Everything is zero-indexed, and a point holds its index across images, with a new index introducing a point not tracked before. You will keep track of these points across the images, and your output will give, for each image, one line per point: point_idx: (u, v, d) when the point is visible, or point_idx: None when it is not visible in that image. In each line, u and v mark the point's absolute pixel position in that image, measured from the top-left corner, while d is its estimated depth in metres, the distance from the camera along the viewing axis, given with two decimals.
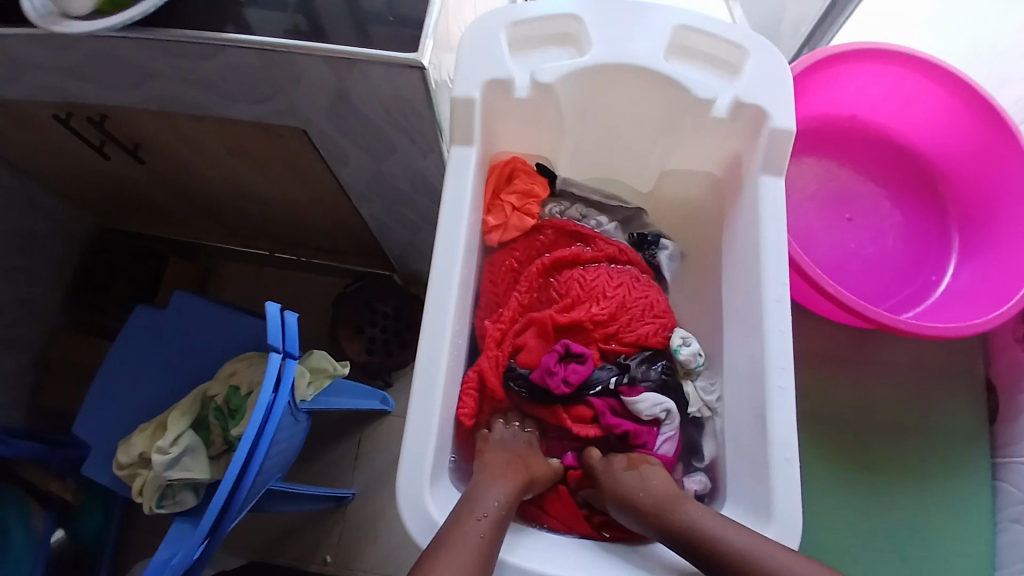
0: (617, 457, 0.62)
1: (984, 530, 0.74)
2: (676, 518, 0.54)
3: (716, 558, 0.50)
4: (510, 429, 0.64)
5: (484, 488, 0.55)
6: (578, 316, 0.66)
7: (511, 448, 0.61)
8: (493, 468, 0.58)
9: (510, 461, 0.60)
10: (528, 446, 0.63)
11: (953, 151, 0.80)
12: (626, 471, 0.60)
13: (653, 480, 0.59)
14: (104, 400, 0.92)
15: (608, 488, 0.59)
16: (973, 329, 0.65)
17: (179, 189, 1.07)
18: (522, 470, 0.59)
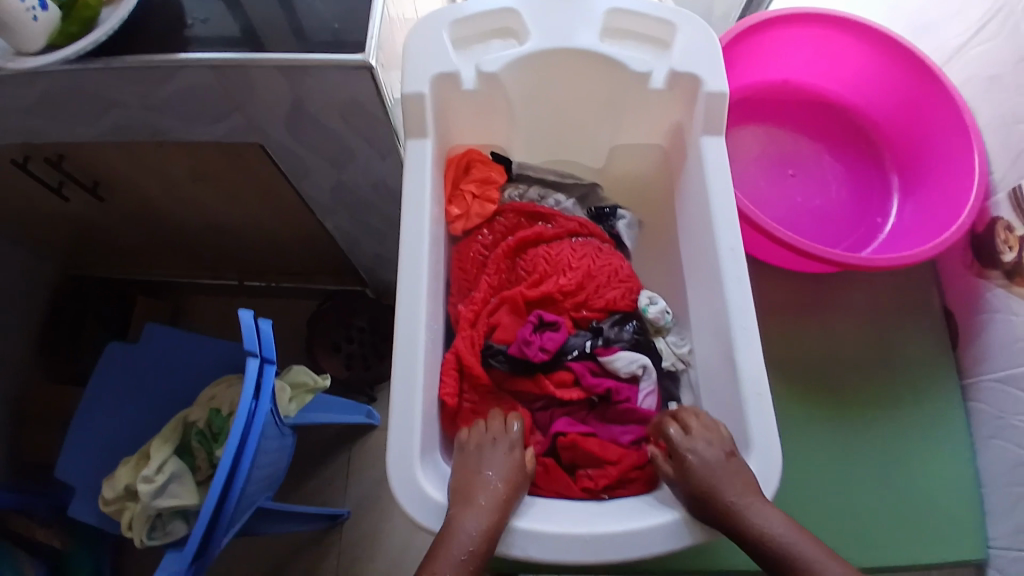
0: (706, 430, 0.58)
1: (958, 451, 0.78)
2: (756, 524, 0.52)
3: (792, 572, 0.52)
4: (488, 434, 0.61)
5: (463, 514, 0.52)
6: (547, 288, 0.69)
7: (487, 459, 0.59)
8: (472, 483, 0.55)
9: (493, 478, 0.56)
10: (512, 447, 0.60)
11: (880, 102, 0.86)
12: (711, 455, 0.56)
13: (736, 474, 0.55)
14: (83, 441, 0.91)
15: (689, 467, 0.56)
16: (920, 257, 0.70)
17: (143, 224, 1.08)
18: (507, 485, 0.56)
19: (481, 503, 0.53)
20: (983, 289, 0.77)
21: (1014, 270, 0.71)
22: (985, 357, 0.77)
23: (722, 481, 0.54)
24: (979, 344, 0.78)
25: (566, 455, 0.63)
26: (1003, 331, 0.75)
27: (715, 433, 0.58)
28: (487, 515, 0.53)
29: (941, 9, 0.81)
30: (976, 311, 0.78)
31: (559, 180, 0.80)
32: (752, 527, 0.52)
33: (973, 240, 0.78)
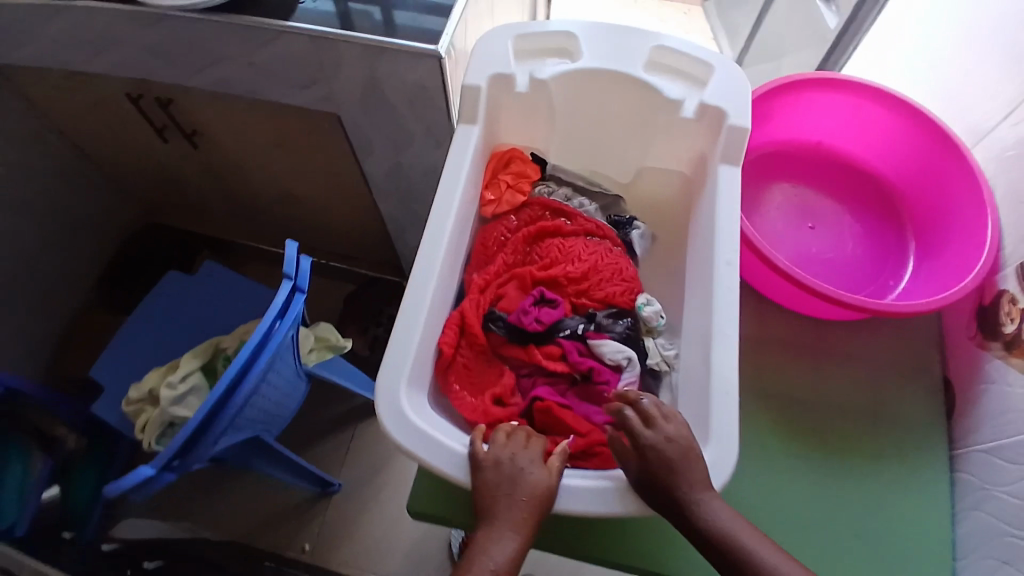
0: (665, 422, 0.61)
1: (943, 519, 0.75)
2: (712, 522, 0.56)
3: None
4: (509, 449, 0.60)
5: (488, 548, 0.56)
6: (554, 272, 0.76)
7: (510, 477, 0.59)
8: (496, 511, 0.58)
9: (514, 502, 0.58)
10: (534, 466, 0.60)
11: (906, 174, 0.91)
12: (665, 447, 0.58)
13: (689, 469, 0.58)
14: (124, 349, 1.03)
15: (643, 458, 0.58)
16: (919, 310, 0.72)
17: (221, 180, 1.22)
18: (529, 507, 0.58)
19: (503, 534, 0.56)
20: (984, 358, 0.77)
21: (1012, 341, 0.73)
22: (978, 427, 0.76)
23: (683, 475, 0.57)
24: (973, 416, 0.78)
25: (539, 417, 0.68)
26: (998, 401, 0.74)
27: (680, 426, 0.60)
28: (506, 546, 0.56)
29: (973, 99, 0.87)
30: (974, 383, 0.78)
31: (586, 187, 0.90)
32: (709, 525, 0.56)
33: (979, 310, 0.79)
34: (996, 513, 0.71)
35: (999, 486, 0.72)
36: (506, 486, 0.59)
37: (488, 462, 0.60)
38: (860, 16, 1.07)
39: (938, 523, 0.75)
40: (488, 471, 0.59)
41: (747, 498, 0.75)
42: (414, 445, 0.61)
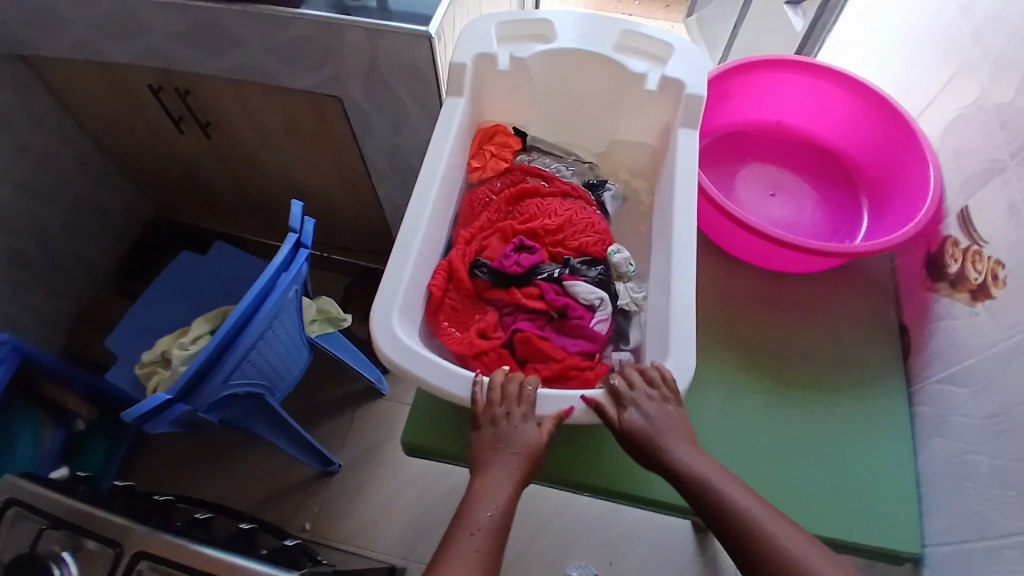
0: (645, 389, 0.67)
1: (905, 449, 0.80)
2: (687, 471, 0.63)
3: (730, 518, 0.59)
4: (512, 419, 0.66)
5: (480, 500, 0.61)
6: (532, 225, 0.84)
7: (508, 441, 0.65)
8: (489, 468, 0.64)
9: (508, 458, 0.64)
10: (526, 423, 0.66)
11: (858, 146, 1.00)
12: (645, 412, 0.66)
13: (667, 428, 0.66)
14: (139, 320, 1.10)
15: (624, 422, 0.66)
16: (863, 251, 0.80)
17: (232, 169, 1.32)
18: (521, 463, 0.64)
19: (496, 488, 0.62)
20: (934, 300, 0.84)
21: (957, 280, 0.81)
22: (931, 362, 0.82)
23: (661, 435, 0.65)
24: (926, 353, 0.84)
25: (519, 348, 0.75)
26: (947, 335, 0.81)
27: (663, 386, 0.67)
28: (499, 495, 0.62)
29: (918, 78, 0.97)
30: (926, 324, 0.85)
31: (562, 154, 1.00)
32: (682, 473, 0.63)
33: (928, 260, 0.87)
34: (954, 436, 0.76)
35: (949, 410, 0.77)
36: (500, 443, 0.65)
37: (485, 424, 0.66)
38: (822, 19, 1.17)
39: (902, 451, 0.80)
40: (485, 431, 0.66)
41: (719, 430, 0.80)
42: (418, 367, 0.67)
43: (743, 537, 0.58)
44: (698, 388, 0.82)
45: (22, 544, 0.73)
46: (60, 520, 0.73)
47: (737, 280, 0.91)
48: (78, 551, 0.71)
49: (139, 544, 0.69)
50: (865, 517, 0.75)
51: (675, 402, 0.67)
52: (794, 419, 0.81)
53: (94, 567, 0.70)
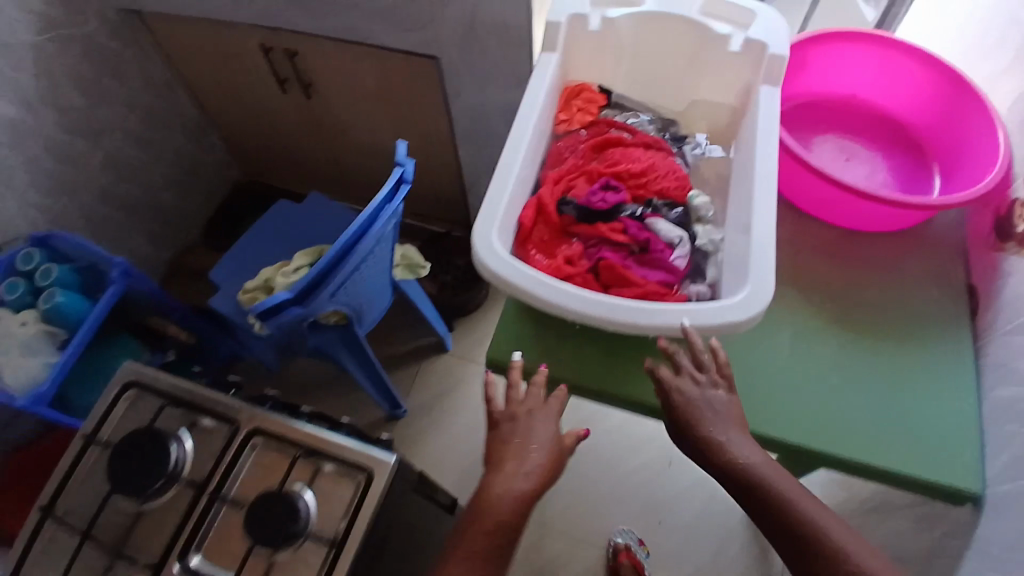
0: (697, 373, 0.71)
1: (968, 395, 0.83)
2: (729, 452, 0.65)
3: (777, 510, 0.61)
4: (542, 420, 0.71)
5: (498, 485, 0.64)
6: (617, 169, 0.91)
7: (540, 437, 0.69)
8: (508, 457, 0.67)
9: (532, 449, 0.68)
10: (554, 418, 0.72)
11: (930, 118, 1.02)
12: (698, 391, 0.69)
13: (718, 409, 0.68)
14: (240, 257, 1.21)
15: (677, 396, 0.69)
16: (935, 205, 0.83)
17: (322, 132, 1.43)
18: (548, 455, 0.68)
19: (517, 475, 0.65)
20: (1003, 259, 0.86)
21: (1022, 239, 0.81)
22: (997, 315, 0.85)
23: (709, 418, 0.68)
24: (992, 309, 0.86)
25: (603, 275, 0.82)
26: (1012, 289, 0.83)
27: (719, 371, 0.71)
28: (524, 479, 0.65)
29: (985, 52, 0.99)
30: (992, 282, 0.87)
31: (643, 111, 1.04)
32: (725, 454, 0.65)
33: (996, 223, 0.87)
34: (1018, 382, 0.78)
35: (1015, 361, 0.79)
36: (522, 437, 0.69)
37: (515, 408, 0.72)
38: (894, 10, 1.15)
39: (966, 397, 0.82)
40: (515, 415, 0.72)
41: (785, 367, 0.85)
42: (517, 278, 0.75)
43: (787, 528, 0.60)
44: (766, 329, 0.87)
45: (142, 418, 0.80)
46: (177, 399, 0.80)
47: (807, 234, 0.95)
48: (193, 429, 0.79)
49: (253, 421, 0.77)
50: (925, 452, 0.79)
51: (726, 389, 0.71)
52: (856, 361, 0.85)
53: (209, 443, 0.78)
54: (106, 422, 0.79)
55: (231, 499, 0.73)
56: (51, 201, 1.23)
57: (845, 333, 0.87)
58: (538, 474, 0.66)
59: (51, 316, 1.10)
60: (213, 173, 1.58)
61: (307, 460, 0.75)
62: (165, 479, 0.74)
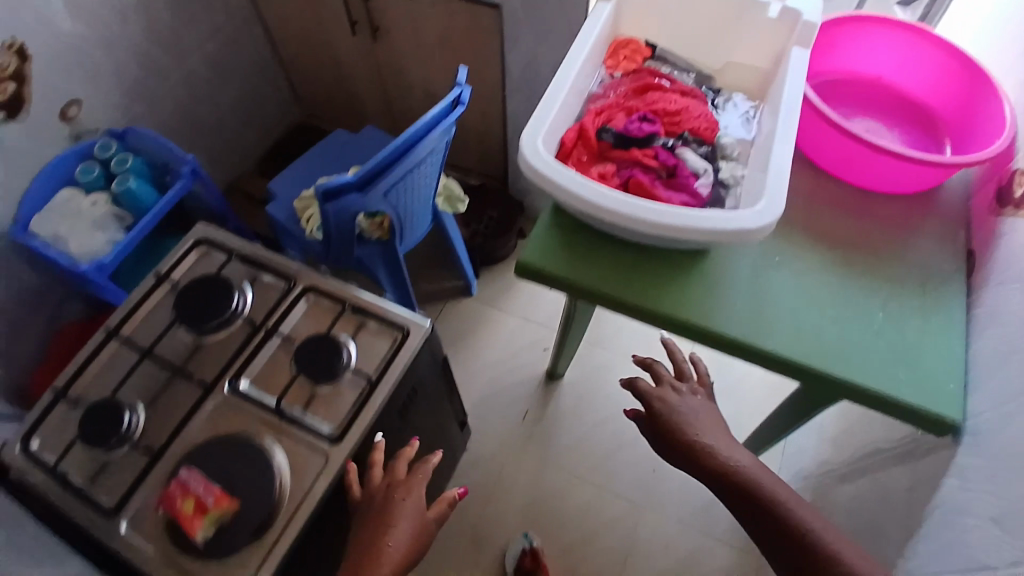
0: (680, 389, 0.84)
1: (957, 339, 0.90)
2: (726, 459, 0.75)
3: (763, 501, 0.70)
4: (417, 500, 0.76)
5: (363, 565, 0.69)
6: (655, 106, 0.99)
7: (413, 519, 0.74)
8: (372, 537, 0.72)
9: (400, 528, 0.73)
10: (421, 496, 0.77)
11: (948, 102, 1.10)
12: (683, 403, 0.82)
13: (702, 416, 0.81)
14: (296, 171, 1.31)
15: (667, 406, 0.81)
16: (943, 164, 0.91)
17: (381, 79, 1.54)
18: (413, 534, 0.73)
19: (385, 551, 0.70)
20: (1000, 222, 0.93)
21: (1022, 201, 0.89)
22: (990, 272, 0.92)
23: (696, 425, 0.79)
24: (986, 267, 0.94)
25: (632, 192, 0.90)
26: (1006, 247, 0.90)
27: (697, 383, 0.85)
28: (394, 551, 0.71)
29: (1006, 48, 1.08)
30: (989, 244, 0.95)
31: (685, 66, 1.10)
32: (723, 458, 0.75)
33: (999, 192, 0.95)
34: (1003, 325, 0.85)
35: (1003, 308, 0.86)
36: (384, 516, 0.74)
37: (381, 485, 0.77)
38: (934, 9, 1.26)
39: (955, 341, 0.89)
40: (381, 492, 0.77)
41: (790, 296, 0.92)
42: (562, 179, 0.84)
43: (771, 514, 0.69)
44: (776, 263, 0.95)
45: (207, 269, 0.89)
46: (241, 256, 0.90)
47: (822, 189, 1.03)
48: (254, 282, 0.88)
49: (308, 280, 0.87)
50: (912, 381, 0.85)
51: (704, 398, 0.84)
52: (855, 299, 0.92)
53: (267, 295, 0.87)
54: (177, 267, 0.88)
55: (285, 334, 0.83)
56: (130, 104, 1.34)
57: (847, 275, 0.95)
58: (405, 549, 0.72)
59: (120, 201, 1.21)
60: (275, 110, 1.70)
61: (353, 317, 0.85)
62: (226, 316, 0.83)
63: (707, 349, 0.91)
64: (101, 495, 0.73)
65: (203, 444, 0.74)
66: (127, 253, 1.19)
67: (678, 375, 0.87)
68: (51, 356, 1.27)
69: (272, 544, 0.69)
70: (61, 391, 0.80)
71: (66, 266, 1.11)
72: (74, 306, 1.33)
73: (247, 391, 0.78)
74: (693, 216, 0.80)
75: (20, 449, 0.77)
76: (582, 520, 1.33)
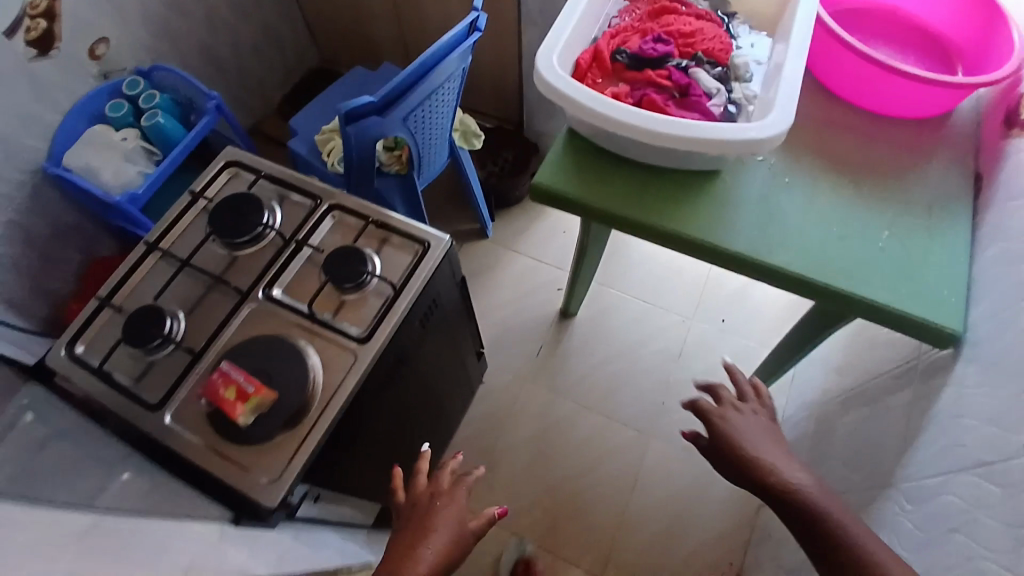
0: (742, 411, 0.83)
1: (961, 257, 0.92)
2: (787, 477, 0.71)
3: (825, 529, 0.64)
4: (461, 508, 0.80)
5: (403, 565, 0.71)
6: (669, 28, 1.00)
7: (454, 526, 0.77)
8: (412, 541, 0.75)
9: (441, 532, 0.76)
10: (462, 506, 0.80)
11: (966, 33, 1.09)
12: (744, 423, 0.80)
13: (762, 437, 0.78)
14: (315, 108, 1.34)
15: (726, 425, 0.80)
16: (954, 85, 0.91)
17: (397, 20, 1.55)
18: (451, 540, 0.76)
19: (423, 554, 0.73)
20: (1007, 143, 0.94)
21: None
22: (997, 192, 0.93)
23: (756, 444, 0.77)
24: (993, 188, 0.95)
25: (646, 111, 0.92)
26: (1014, 167, 0.92)
27: (757, 401, 0.85)
28: (432, 553, 0.73)
29: None
30: (997, 167, 0.96)
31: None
32: (783, 477, 0.71)
33: (1010, 114, 0.96)
34: (1005, 241, 0.87)
35: (1007, 224, 0.88)
36: (425, 521, 0.77)
37: (423, 493, 0.82)
38: None
39: (959, 258, 0.91)
40: (422, 503, 0.81)
41: (798, 216, 0.94)
42: (579, 96, 0.87)
43: (833, 543, 0.63)
44: (785, 185, 0.97)
45: (237, 189, 0.94)
46: (269, 176, 0.94)
47: (833, 114, 1.04)
48: (283, 201, 0.92)
49: (333, 198, 0.91)
50: (913, 295, 0.88)
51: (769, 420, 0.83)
52: (861, 219, 0.95)
53: (296, 210, 0.91)
54: (210, 186, 0.93)
55: (314, 246, 0.87)
56: (155, 43, 1.37)
57: (854, 196, 0.97)
58: (441, 554, 0.74)
59: (148, 135, 1.25)
60: (292, 54, 1.72)
61: (377, 231, 0.89)
62: (258, 230, 0.87)
63: (717, 268, 0.94)
64: (145, 391, 0.78)
65: (240, 343, 0.78)
66: (157, 186, 1.24)
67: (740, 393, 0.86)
68: (86, 290, 1.33)
69: (307, 431, 0.74)
70: (104, 299, 0.84)
71: (101, 197, 1.16)
72: (107, 240, 1.39)
73: (280, 298, 0.83)
74: (707, 129, 0.83)
75: (65, 352, 0.81)
76: (591, 449, 1.39)
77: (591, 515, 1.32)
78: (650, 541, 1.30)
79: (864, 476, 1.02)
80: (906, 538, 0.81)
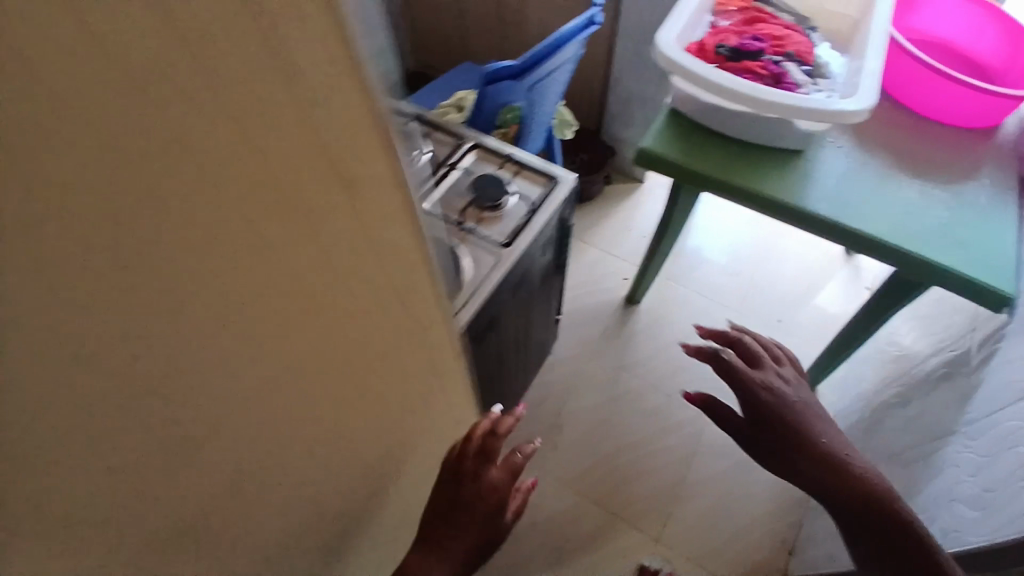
0: (788, 377, 0.83)
1: (1012, 237, 1.05)
2: (863, 471, 0.72)
3: (918, 545, 0.68)
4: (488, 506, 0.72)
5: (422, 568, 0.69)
6: (763, 32, 1.19)
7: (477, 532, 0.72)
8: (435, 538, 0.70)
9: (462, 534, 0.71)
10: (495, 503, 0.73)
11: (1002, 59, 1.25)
12: (790, 392, 0.80)
13: (816, 409, 0.79)
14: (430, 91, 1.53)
15: (774, 392, 0.79)
16: (1003, 95, 1.08)
17: (497, 27, 1.75)
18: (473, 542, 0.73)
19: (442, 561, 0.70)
20: None
21: None
22: None
23: (806, 416, 0.77)
24: None
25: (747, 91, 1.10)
26: None
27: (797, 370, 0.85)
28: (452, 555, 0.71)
29: None
30: None
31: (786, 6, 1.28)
32: (858, 469, 0.72)
33: None
34: None
35: None
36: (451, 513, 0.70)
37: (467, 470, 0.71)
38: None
39: (1011, 238, 1.05)
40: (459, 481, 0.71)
41: (867, 193, 1.09)
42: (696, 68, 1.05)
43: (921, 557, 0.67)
44: (857, 168, 1.13)
45: None
46: None
47: (895, 119, 1.21)
48: (429, 136, 1.08)
49: (475, 137, 1.07)
50: (971, 262, 1.01)
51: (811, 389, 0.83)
52: (921, 200, 1.09)
53: (443, 144, 1.07)
54: None
55: (461, 171, 1.03)
56: None
57: (915, 182, 1.12)
58: (465, 551, 0.72)
59: None
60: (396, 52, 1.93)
61: (512, 164, 1.04)
62: None
63: (798, 229, 1.09)
64: None
65: None
66: None
67: (774, 359, 0.86)
68: None
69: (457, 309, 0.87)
70: None
71: None
72: None
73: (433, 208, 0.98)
74: (803, 103, 1.02)
75: None
76: (650, 420, 1.47)
77: (647, 481, 1.40)
78: (703, 511, 1.37)
79: (919, 438, 1.11)
80: (968, 468, 0.91)
